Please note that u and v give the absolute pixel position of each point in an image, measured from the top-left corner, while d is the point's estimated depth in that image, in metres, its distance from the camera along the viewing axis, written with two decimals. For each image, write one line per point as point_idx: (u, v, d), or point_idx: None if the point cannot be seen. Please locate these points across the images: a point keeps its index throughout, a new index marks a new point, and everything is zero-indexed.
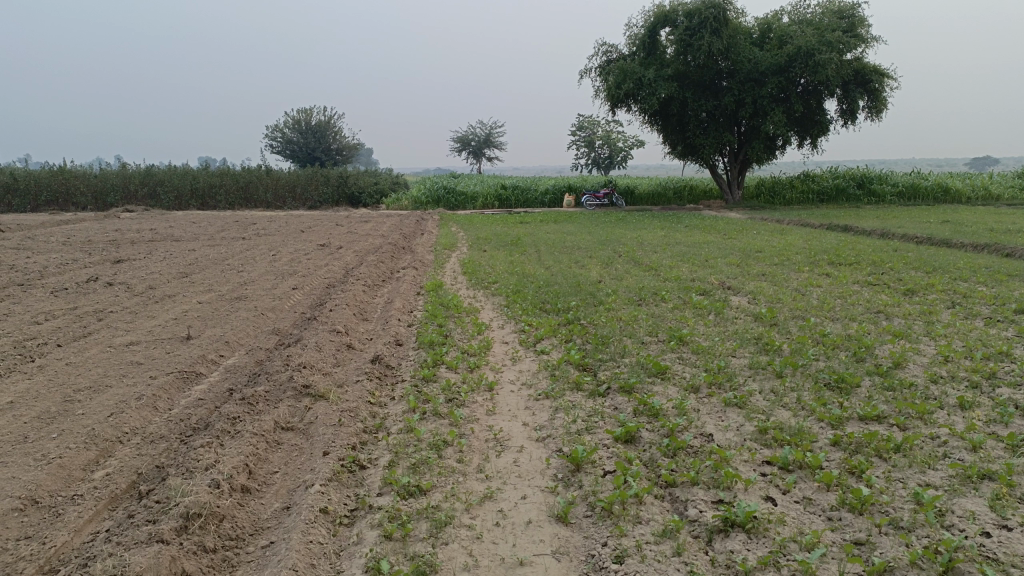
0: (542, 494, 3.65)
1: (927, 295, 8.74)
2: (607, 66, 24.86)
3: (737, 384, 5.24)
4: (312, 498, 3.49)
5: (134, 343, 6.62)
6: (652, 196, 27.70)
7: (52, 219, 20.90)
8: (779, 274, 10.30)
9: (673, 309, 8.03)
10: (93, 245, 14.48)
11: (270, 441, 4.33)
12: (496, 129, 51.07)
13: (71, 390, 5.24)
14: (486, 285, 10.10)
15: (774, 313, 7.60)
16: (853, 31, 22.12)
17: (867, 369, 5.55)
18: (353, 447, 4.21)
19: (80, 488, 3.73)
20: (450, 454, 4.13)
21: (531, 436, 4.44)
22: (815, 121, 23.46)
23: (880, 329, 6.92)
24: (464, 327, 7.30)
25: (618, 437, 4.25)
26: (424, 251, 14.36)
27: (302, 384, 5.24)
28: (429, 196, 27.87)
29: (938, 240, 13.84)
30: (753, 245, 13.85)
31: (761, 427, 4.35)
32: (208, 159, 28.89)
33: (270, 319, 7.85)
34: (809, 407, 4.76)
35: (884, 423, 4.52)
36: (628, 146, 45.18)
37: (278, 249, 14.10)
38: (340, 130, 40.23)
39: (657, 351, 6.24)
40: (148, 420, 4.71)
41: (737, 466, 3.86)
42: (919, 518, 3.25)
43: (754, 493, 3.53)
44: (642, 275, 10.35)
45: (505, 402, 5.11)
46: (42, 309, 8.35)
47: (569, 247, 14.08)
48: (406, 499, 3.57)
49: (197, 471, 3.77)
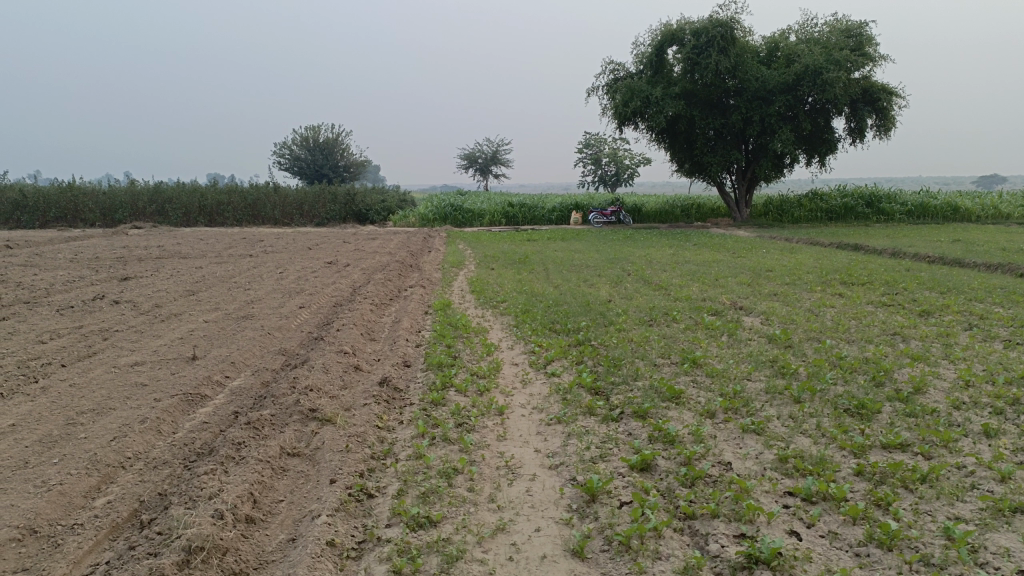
0: (558, 526, 3.52)
1: (943, 316, 8.59)
2: (615, 85, 24.89)
3: (754, 410, 5.11)
4: (318, 530, 3.37)
5: (139, 363, 6.53)
6: (660, 214, 27.63)
7: (61, 236, 20.96)
8: (791, 294, 10.18)
9: (685, 330, 7.90)
10: (99, 262, 14.46)
11: (276, 467, 4.22)
12: (503, 147, 53.29)
13: (74, 412, 5.14)
14: (495, 304, 10.00)
15: (788, 334, 7.48)
16: (860, 50, 22.08)
17: (887, 395, 5.41)
18: (362, 474, 4.09)
19: (80, 517, 3.62)
20: (461, 482, 4.01)
21: (543, 464, 4.32)
22: (824, 140, 23.39)
23: (898, 352, 6.78)
24: (473, 348, 7.19)
25: (633, 465, 4.13)
26: (431, 269, 14.28)
27: (309, 408, 5.13)
28: (436, 213, 27.85)
29: (951, 260, 13.70)
30: (763, 263, 13.72)
31: (781, 455, 4.22)
32: (216, 176, 28.98)
33: (276, 338, 7.77)
34: (829, 434, 4.63)
35: (908, 452, 4.38)
36: (635, 163, 45.19)
37: (285, 266, 14.04)
38: (347, 147, 40.40)
39: (671, 373, 6.12)
40: (151, 443, 4.61)
41: (758, 498, 3.73)
42: (952, 554, 3.11)
43: (777, 528, 3.40)
44: (653, 295, 10.24)
45: (517, 427, 4.99)
46: (47, 328, 8.27)
47: (578, 266, 14.00)
48: (415, 531, 3.45)
49: (200, 500, 3.66)
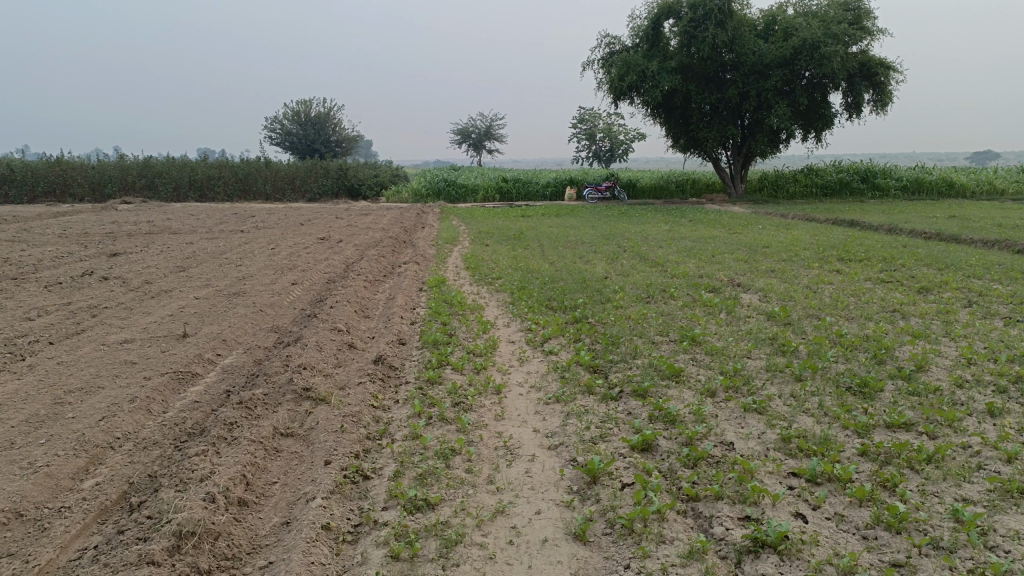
0: (558, 509, 3.44)
1: (942, 293, 8.51)
2: (610, 59, 24.58)
3: (755, 388, 5.04)
4: (312, 513, 3.28)
5: (129, 341, 6.40)
6: (654, 189, 27.42)
7: (49, 211, 20.66)
8: (789, 271, 10.08)
9: (683, 307, 7.80)
10: (88, 237, 14.26)
11: (269, 448, 4.12)
12: (497, 122, 53.10)
13: (62, 391, 5.02)
14: (490, 280, 9.87)
15: (788, 310, 7.39)
16: (858, 24, 21.78)
17: (889, 373, 5.35)
18: (357, 455, 4.00)
19: (68, 499, 3.52)
20: (458, 463, 3.93)
21: (543, 444, 4.23)
22: (820, 115, 23.20)
23: (898, 330, 6.71)
24: (469, 326, 7.08)
25: (634, 446, 4.05)
26: (425, 245, 14.12)
27: (303, 387, 5.02)
28: (429, 188, 27.61)
29: (948, 236, 13.63)
30: (759, 240, 13.62)
31: (784, 435, 4.14)
32: (207, 150, 28.61)
33: (269, 316, 7.63)
34: (832, 414, 4.56)
35: (913, 432, 4.31)
36: (629, 138, 44.83)
37: (277, 242, 13.85)
38: (339, 121, 40.00)
39: (670, 352, 6.03)
40: (141, 424, 4.50)
41: (763, 479, 3.65)
42: (961, 538, 3.05)
43: (782, 509, 3.33)
44: (649, 271, 10.12)
45: (514, 406, 4.90)
46: (34, 305, 8.11)
47: (573, 242, 13.85)
48: (413, 514, 3.36)
49: (192, 482, 3.56)
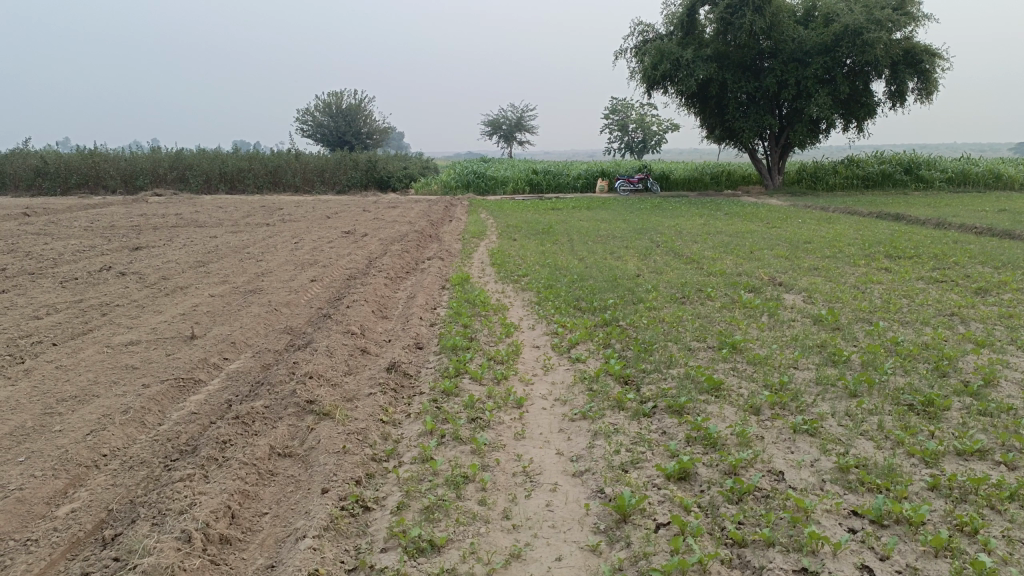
0: (583, 554, 3.00)
1: (1001, 295, 7.86)
2: (643, 47, 23.88)
3: (805, 405, 4.53)
4: (299, 558, 2.88)
5: (134, 343, 6.08)
6: (688, 181, 26.65)
7: (82, 203, 20.64)
8: (833, 269, 9.46)
9: (721, 309, 7.29)
10: (114, 231, 14.08)
11: (263, 471, 3.74)
12: (528, 114, 52.53)
13: (54, 400, 4.69)
14: (516, 278, 9.42)
15: (836, 314, 6.83)
16: (903, 10, 20.70)
17: (954, 388, 4.79)
18: (358, 482, 3.60)
19: (35, 531, 3.15)
20: (471, 494, 3.50)
21: (566, 471, 3.79)
22: (862, 104, 22.19)
23: (959, 337, 6.12)
24: (491, 329, 6.65)
25: (670, 475, 3.58)
26: (451, 239, 13.71)
27: (306, 400, 4.62)
28: (459, 181, 27.21)
29: (1000, 231, 12.84)
30: (800, 234, 12.97)
31: (842, 464, 3.65)
32: (239, 141, 28.46)
33: (283, 316, 7.28)
34: (895, 438, 4.04)
35: (988, 461, 3.78)
36: (663, 129, 43.79)
37: (300, 236, 13.56)
38: (370, 113, 39.79)
39: (708, 361, 5.53)
40: (132, 438, 4.14)
41: (820, 520, 3.16)
42: None
43: (846, 562, 2.85)
44: (683, 269, 9.59)
45: (537, 423, 4.46)
46: (46, 302, 7.85)
47: (603, 237, 13.31)
48: (415, 559, 2.94)
49: (170, 516, 3.19)
